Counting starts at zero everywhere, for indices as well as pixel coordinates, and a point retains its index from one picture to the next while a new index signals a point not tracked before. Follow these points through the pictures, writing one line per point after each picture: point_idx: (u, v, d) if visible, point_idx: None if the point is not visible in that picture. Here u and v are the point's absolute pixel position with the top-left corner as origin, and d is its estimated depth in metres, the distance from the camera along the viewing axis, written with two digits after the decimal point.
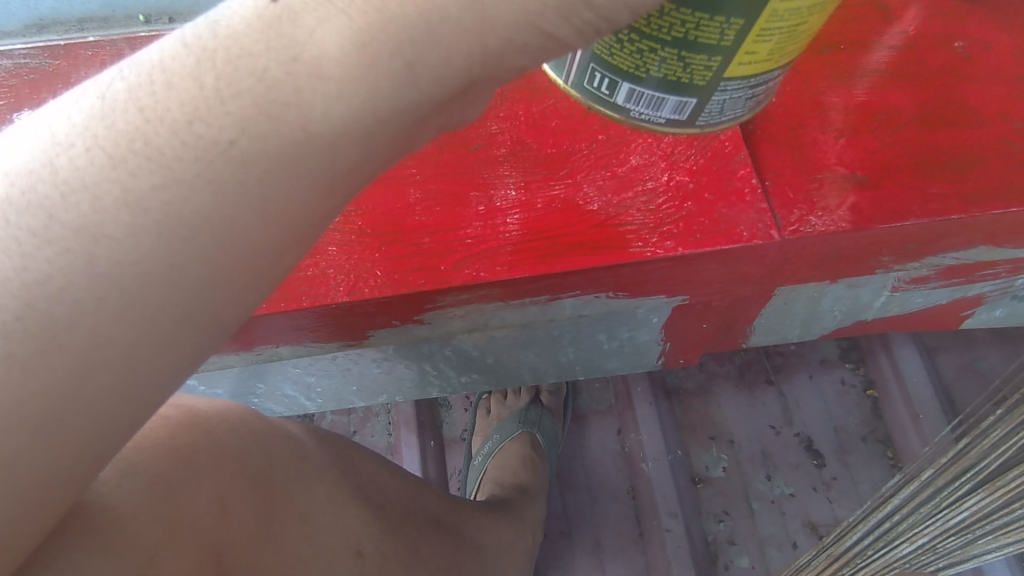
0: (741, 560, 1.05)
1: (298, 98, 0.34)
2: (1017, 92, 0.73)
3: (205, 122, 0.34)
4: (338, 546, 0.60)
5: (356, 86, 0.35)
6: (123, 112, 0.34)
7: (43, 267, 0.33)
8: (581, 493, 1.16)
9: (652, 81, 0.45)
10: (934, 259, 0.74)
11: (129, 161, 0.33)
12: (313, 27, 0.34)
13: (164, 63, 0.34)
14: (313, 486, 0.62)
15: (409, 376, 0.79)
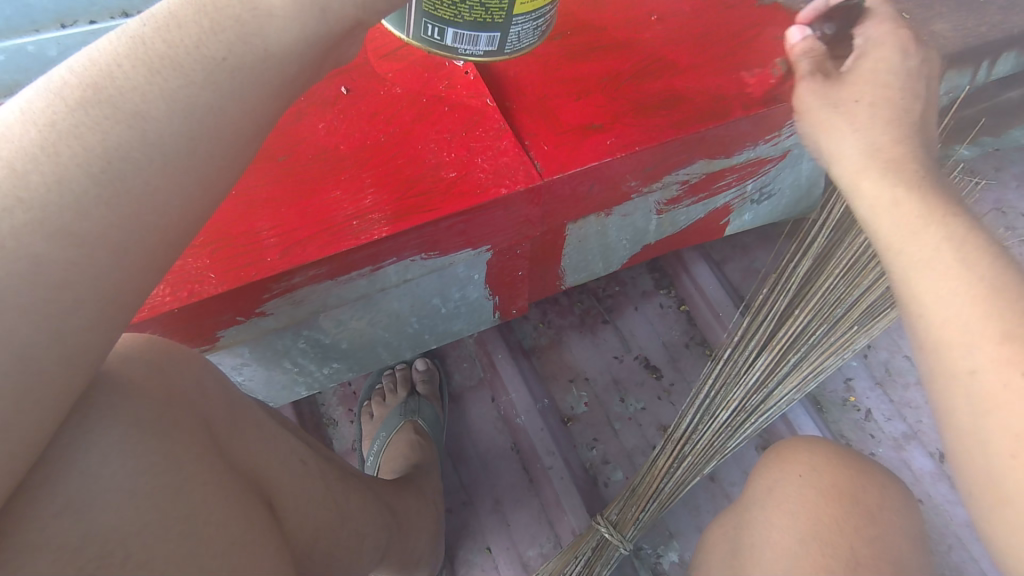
0: (616, 475, 1.22)
1: (262, 32, 0.52)
2: (698, 45, 0.97)
3: (207, 46, 0.51)
4: (286, 450, 0.70)
5: (294, 23, 0.53)
6: (152, 39, 0.49)
7: (117, 137, 0.47)
8: (473, 462, 1.26)
9: (468, 21, 0.64)
10: (672, 177, 0.95)
11: (162, 71, 0.49)
12: None
13: (174, 12, 0.51)
14: (262, 414, 0.70)
15: (276, 377, 0.87)
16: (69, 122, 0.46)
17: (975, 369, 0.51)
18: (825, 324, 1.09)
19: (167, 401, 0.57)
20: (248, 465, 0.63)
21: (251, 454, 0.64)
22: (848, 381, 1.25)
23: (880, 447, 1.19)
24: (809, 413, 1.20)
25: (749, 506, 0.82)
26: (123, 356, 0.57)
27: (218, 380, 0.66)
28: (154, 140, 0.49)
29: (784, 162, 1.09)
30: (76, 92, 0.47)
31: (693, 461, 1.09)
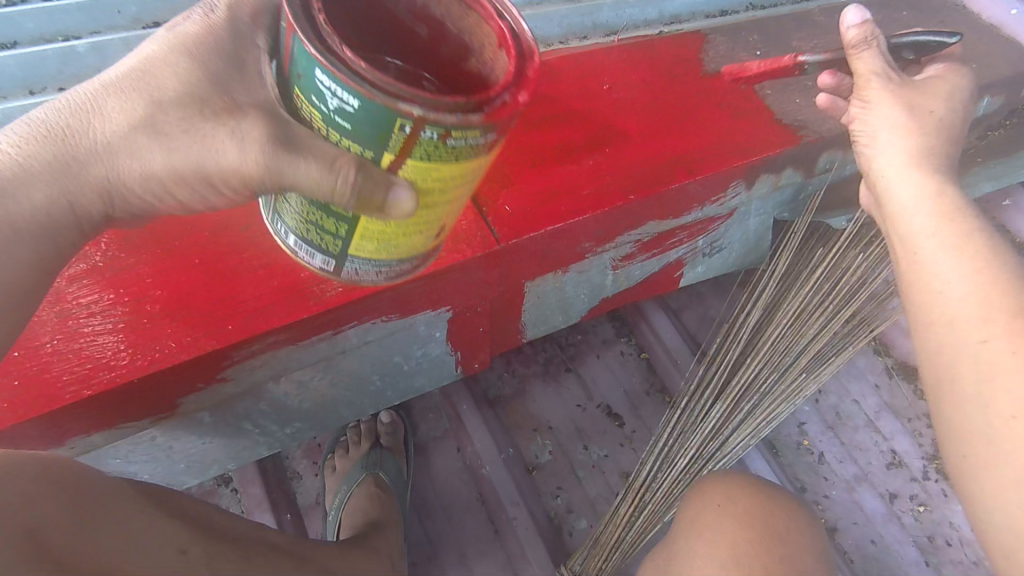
0: (580, 523, 1.23)
1: (102, 169, 0.59)
2: (647, 113, 1.03)
3: (61, 168, 0.60)
4: (157, 544, 0.66)
5: (127, 167, 0.59)
6: (33, 145, 0.60)
7: None
8: (438, 514, 1.26)
9: (216, 199, 0.61)
10: (625, 238, 1.00)
11: (27, 185, 0.60)
12: (120, 135, 0.58)
13: (64, 120, 0.60)
14: (131, 506, 0.67)
15: (236, 441, 0.88)
16: None
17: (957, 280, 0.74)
18: (775, 373, 1.15)
19: None
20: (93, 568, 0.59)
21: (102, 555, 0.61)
22: (802, 426, 1.29)
23: (833, 489, 1.23)
24: (764, 458, 1.25)
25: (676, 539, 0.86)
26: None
27: (65, 481, 0.62)
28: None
29: (732, 219, 1.15)
30: None
31: (654, 509, 1.11)
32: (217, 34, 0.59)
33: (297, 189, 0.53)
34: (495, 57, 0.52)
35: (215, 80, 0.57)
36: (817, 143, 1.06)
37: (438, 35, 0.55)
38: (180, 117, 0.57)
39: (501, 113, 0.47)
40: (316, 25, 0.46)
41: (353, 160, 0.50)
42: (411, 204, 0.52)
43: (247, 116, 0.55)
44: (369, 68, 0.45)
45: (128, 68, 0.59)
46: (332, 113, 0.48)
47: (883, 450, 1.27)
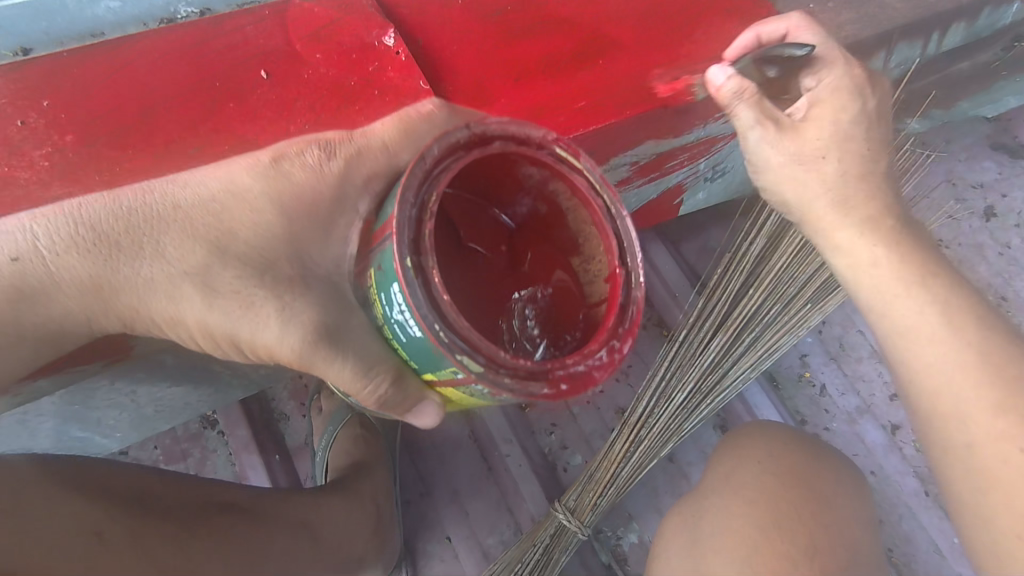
0: (574, 460, 1.21)
1: (135, 293, 0.61)
2: (642, 20, 0.92)
3: (92, 262, 0.61)
4: (69, 528, 0.67)
5: (170, 327, 0.61)
6: (72, 228, 0.62)
7: None
8: (429, 453, 1.24)
9: (239, 356, 0.62)
10: (619, 159, 0.91)
11: (64, 270, 0.61)
12: (173, 257, 0.60)
13: (103, 205, 0.62)
14: (42, 495, 0.69)
15: (208, 386, 0.84)
16: None
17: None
18: (778, 303, 1.10)
19: None
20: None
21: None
22: (804, 357, 1.25)
23: (834, 422, 1.20)
24: (764, 392, 1.21)
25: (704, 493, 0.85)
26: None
27: None
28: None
29: (737, 139, 1.05)
30: None
31: (648, 445, 1.08)
32: (322, 196, 0.62)
33: (326, 378, 0.58)
34: (599, 284, 0.51)
35: (298, 244, 0.60)
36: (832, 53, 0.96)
37: (557, 222, 0.54)
38: (238, 276, 0.58)
39: (587, 385, 0.47)
40: (421, 239, 0.47)
41: (388, 367, 0.54)
42: (432, 416, 0.57)
43: (304, 292, 0.57)
44: (472, 330, 0.46)
45: (212, 198, 0.62)
46: (394, 321, 0.49)
47: (887, 382, 1.22)
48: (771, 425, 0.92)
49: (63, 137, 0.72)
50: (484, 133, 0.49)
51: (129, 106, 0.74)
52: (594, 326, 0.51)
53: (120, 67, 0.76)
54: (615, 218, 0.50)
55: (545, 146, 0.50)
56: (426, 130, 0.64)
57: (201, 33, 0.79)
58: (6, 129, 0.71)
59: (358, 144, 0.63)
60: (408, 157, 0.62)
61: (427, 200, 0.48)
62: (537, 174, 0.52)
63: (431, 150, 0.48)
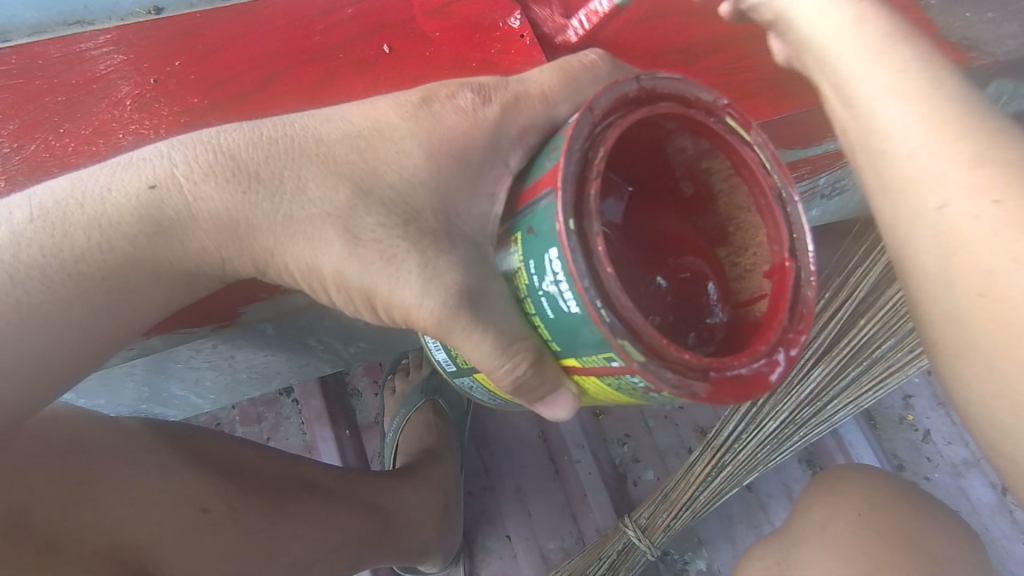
0: (647, 474, 1.16)
1: (270, 231, 0.57)
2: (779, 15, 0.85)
3: (225, 192, 0.57)
4: (176, 505, 0.71)
5: (300, 270, 0.57)
6: (207, 155, 0.58)
7: (86, 242, 0.56)
8: (496, 448, 1.22)
9: (371, 316, 0.58)
10: None
11: (198, 196, 0.57)
12: (315, 195, 0.56)
13: (238, 137, 0.59)
14: (145, 465, 0.72)
15: (300, 357, 0.85)
16: (61, 216, 0.57)
17: (944, 204, 0.53)
18: (892, 337, 1.00)
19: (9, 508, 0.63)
20: (98, 540, 0.65)
21: (112, 522, 0.67)
22: (908, 398, 1.15)
23: (937, 472, 1.10)
24: (861, 430, 1.12)
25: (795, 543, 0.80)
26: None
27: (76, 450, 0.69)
28: (92, 276, 0.56)
29: None
30: (69, 186, 0.58)
31: (735, 473, 1.03)
32: (477, 143, 0.56)
33: (459, 348, 0.55)
34: (754, 280, 0.47)
35: (444, 197, 0.56)
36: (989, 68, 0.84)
37: (704, 204, 0.50)
38: (382, 224, 0.55)
39: (752, 390, 0.43)
40: (585, 201, 0.43)
41: (530, 345, 0.52)
42: (566, 407, 0.55)
43: (448, 250, 0.53)
44: (635, 312, 0.42)
45: (355, 134, 0.59)
46: (543, 293, 0.47)
47: None
48: (870, 476, 0.84)
49: (191, 99, 0.73)
50: (653, 89, 0.45)
51: (253, 74, 0.75)
52: (744, 325, 0.47)
53: (245, 33, 0.76)
54: (784, 203, 0.46)
55: (715, 112, 0.46)
56: (588, 82, 0.58)
57: (326, 3, 0.78)
58: (140, 86, 0.73)
59: (516, 90, 0.58)
60: (566, 112, 0.57)
61: (592, 155, 0.44)
62: (690, 147, 0.48)
63: (599, 101, 0.44)
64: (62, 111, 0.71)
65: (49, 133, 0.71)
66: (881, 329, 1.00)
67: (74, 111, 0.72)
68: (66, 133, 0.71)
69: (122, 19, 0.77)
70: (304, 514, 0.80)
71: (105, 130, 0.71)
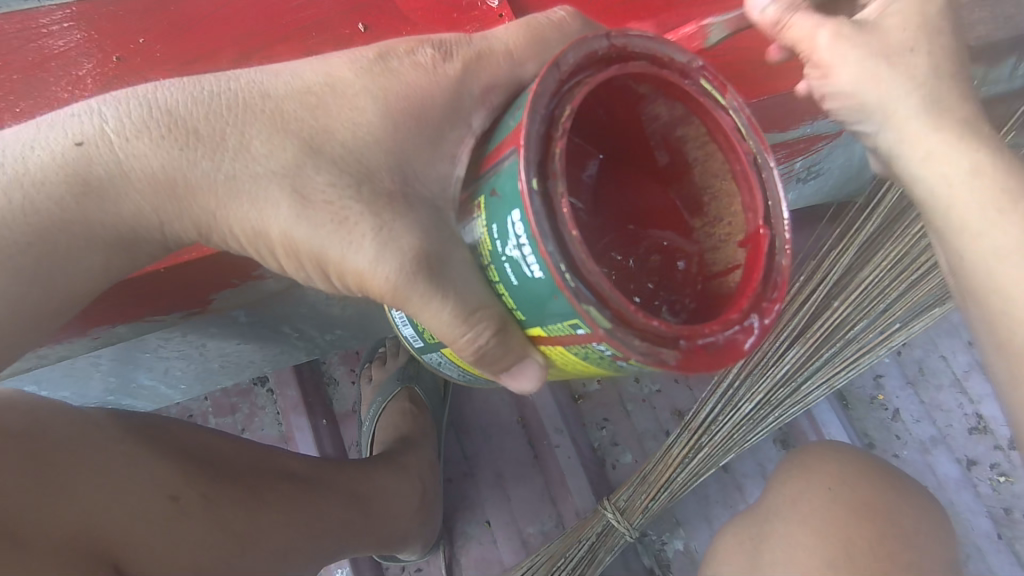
0: (625, 457, 1.17)
1: (212, 194, 0.54)
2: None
3: (160, 152, 0.54)
4: (148, 493, 0.69)
5: (246, 233, 0.55)
6: (137, 109, 0.55)
7: (6, 205, 0.54)
8: (476, 434, 1.22)
9: (322, 282, 0.57)
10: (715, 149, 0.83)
11: (127, 154, 0.54)
12: (263, 154, 0.54)
13: (176, 90, 0.56)
14: (108, 453, 0.69)
15: (275, 346, 0.83)
16: None
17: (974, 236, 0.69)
18: (865, 319, 1.03)
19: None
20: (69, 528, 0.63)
21: (83, 509, 0.65)
22: (878, 378, 1.18)
23: (905, 449, 1.14)
24: (834, 409, 1.14)
25: (770, 517, 0.81)
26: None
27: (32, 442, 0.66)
28: (14, 243, 0.54)
29: (838, 140, 0.95)
30: None
31: (710, 452, 1.04)
32: (434, 99, 0.55)
33: (419, 317, 0.54)
34: (728, 251, 0.47)
35: (403, 156, 0.54)
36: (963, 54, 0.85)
37: (678, 174, 0.50)
38: (333, 185, 0.53)
39: (724, 359, 0.43)
40: (549, 159, 0.42)
41: (492, 314, 0.51)
42: (531, 378, 0.54)
43: (407, 213, 0.52)
44: (600, 275, 0.41)
45: (307, 88, 0.56)
46: (506, 259, 0.46)
47: (967, 414, 1.14)
48: (839, 447, 0.86)
49: (157, 77, 0.70)
50: (624, 47, 0.45)
51: (222, 53, 0.72)
52: (720, 295, 0.47)
53: (212, 9, 0.73)
54: (760, 167, 0.46)
55: (689, 74, 0.46)
56: (556, 40, 0.57)
57: None
58: (102, 64, 0.70)
59: (479, 46, 0.56)
60: (532, 71, 0.55)
61: (559, 114, 0.43)
62: (665, 113, 0.48)
63: (566, 58, 0.43)
64: (18, 89, 0.68)
65: (4, 112, 0.67)
66: (857, 309, 1.02)
67: (31, 89, 0.68)
68: (23, 113, 0.68)
69: None
70: (282, 504, 0.79)
71: (64, 109, 0.68)
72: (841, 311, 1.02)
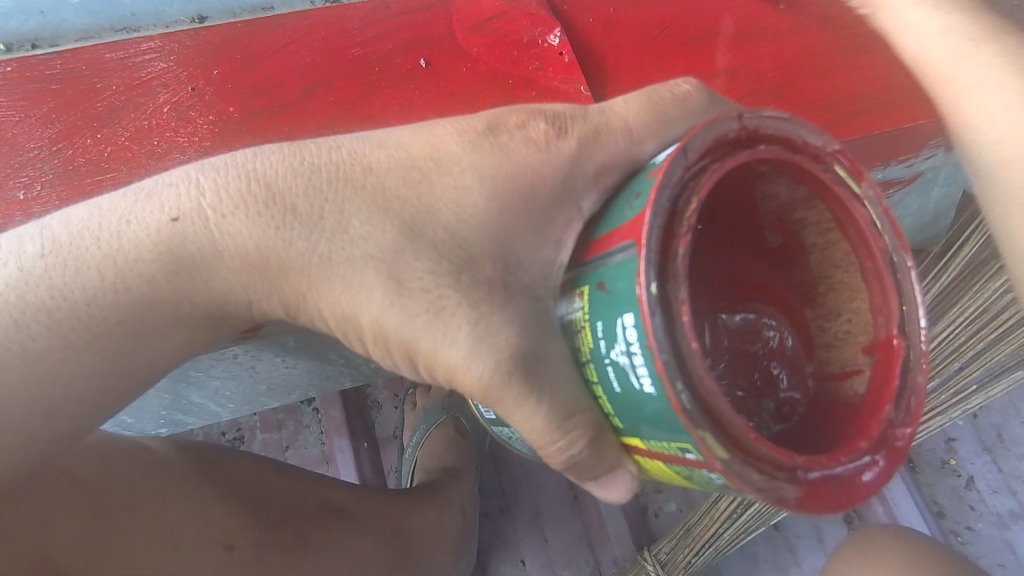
0: (669, 506, 1.12)
1: (305, 275, 0.54)
2: (832, 27, 0.84)
3: (257, 230, 0.54)
4: (199, 543, 0.70)
5: (336, 317, 0.54)
6: (236, 186, 0.55)
7: (98, 283, 0.54)
8: (515, 470, 1.19)
9: (409, 371, 0.55)
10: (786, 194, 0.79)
11: (226, 233, 0.55)
12: (360, 231, 0.53)
13: (277, 163, 0.56)
14: (167, 492, 0.71)
15: (322, 370, 0.84)
16: (77, 253, 0.55)
17: None
18: (938, 377, 0.98)
19: (37, 535, 0.63)
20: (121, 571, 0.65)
21: (132, 553, 0.66)
22: (951, 442, 1.09)
23: (980, 522, 1.04)
24: (899, 472, 1.07)
25: None
26: (28, 373, 0.53)
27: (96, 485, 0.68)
28: (105, 321, 0.54)
29: (913, 188, 0.86)
30: (84, 218, 0.56)
31: (761, 510, 0.97)
32: (545, 181, 0.53)
33: (508, 416, 0.52)
34: (846, 352, 0.43)
35: (506, 241, 0.52)
36: None
37: (792, 258, 0.46)
38: (430, 272, 0.51)
39: (847, 495, 0.39)
40: (670, 260, 0.39)
41: (589, 421, 0.49)
42: (622, 490, 0.53)
43: (505, 304, 0.50)
44: (720, 397, 0.37)
45: (411, 163, 0.55)
46: (610, 363, 0.43)
47: None
48: (914, 539, 0.78)
49: (226, 108, 0.73)
50: (756, 129, 0.41)
51: (289, 85, 0.74)
52: (835, 403, 0.42)
53: (281, 45, 0.76)
54: (896, 269, 0.41)
55: (823, 159, 0.42)
56: (678, 117, 0.54)
57: (365, 15, 0.78)
58: (177, 94, 0.74)
59: (595, 122, 0.54)
60: (651, 151, 0.52)
61: (682, 207, 0.40)
62: (784, 194, 0.44)
63: (694, 143, 0.40)
64: (100, 116, 0.72)
65: (87, 137, 0.71)
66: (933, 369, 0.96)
67: (113, 117, 0.72)
68: (104, 138, 0.71)
69: (167, 27, 0.78)
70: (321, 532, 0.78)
71: (141, 137, 0.72)
72: None
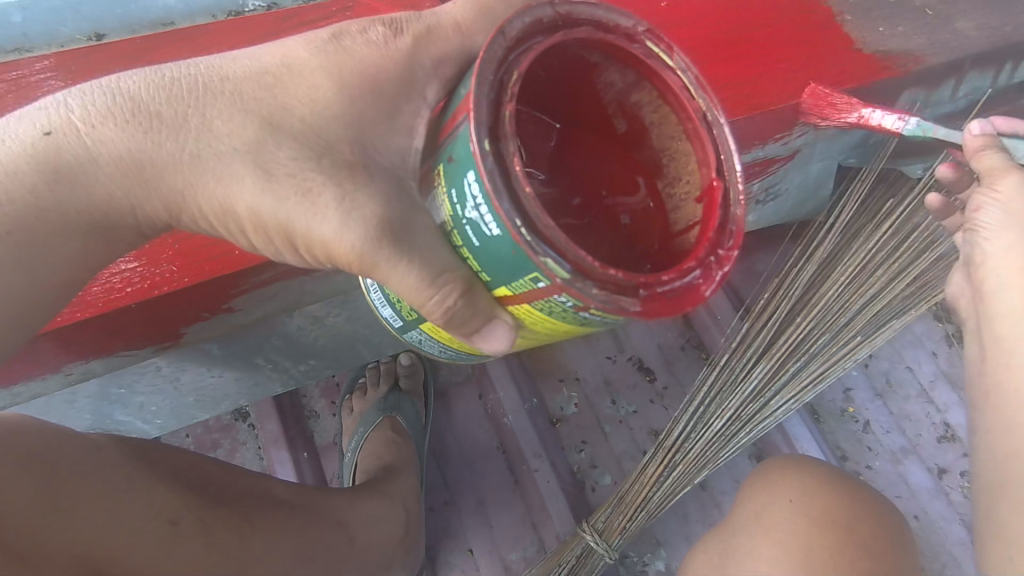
0: (604, 479, 1.18)
1: (182, 176, 0.56)
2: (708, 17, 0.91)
3: (128, 137, 0.56)
4: (147, 517, 0.70)
5: (219, 211, 0.57)
6: (105, 99, 0.57)
7: None
8: (457, 461, 1.22)
9: (289, 252, 0.58)
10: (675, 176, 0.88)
11: (103, 143, 0.56)
12: (224, 128, 0.55)
13: (144, 80, 0.58)
14: (110, 475, 0.71)
15: (250, 377, 0.85)
16: None
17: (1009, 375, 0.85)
18: (828, 334, 1.04)
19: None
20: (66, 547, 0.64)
21: (76, 531, 0.65)
22: (848, 391, 1.21)
23: (877, 459, 1.16)
24: (805, 423, 1.17)
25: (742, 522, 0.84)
26: None
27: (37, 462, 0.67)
28: None
29: (793, 163, 0.99)
30: None
31: (683, 471, 1.04)
32: (388, 74, 0.59)
33: (386, 283, 0.55)
34: (688, 207, 0.48)
35: (363, 126, 0.56)
36: (900, 78, 0.92)
37: (640, 138, 0.52)
38: (294, 157, 0.54)
39: (683, 304, 0.44)
40: (500, 122, 0.44)
41: (458, 277, 0.51)
42: (500, 338, 0.55)
43: (367, 181, 0.54)
44: (557, 231, 0.43)
45: (265, 70, 0.58)
46: (466, 221, 0.47)
47: (935, 423, 1.17)
48: (814, 463, 0.87)
49: None
50: (569, 14, 0.47)
51: None
52: (683, 254, 0.48)
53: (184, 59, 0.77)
54: (710, 124, 0.47)
55: (636, 37, 0.48)
56: (500, 11, 0.62)
57: (268, 28, 0.80)
58: None
59: (426, 22, 0.61)
60: (480, 41, 0.61)
61: (507, 80, 0.45)
62: (618, 80, 0.50)
63: (513, 25, 0.45)
64: None
65: None
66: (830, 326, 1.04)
67: None
68: None
69: (63, 46, 0.78)
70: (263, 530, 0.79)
71: None
72: (801, 322, 1.04)
